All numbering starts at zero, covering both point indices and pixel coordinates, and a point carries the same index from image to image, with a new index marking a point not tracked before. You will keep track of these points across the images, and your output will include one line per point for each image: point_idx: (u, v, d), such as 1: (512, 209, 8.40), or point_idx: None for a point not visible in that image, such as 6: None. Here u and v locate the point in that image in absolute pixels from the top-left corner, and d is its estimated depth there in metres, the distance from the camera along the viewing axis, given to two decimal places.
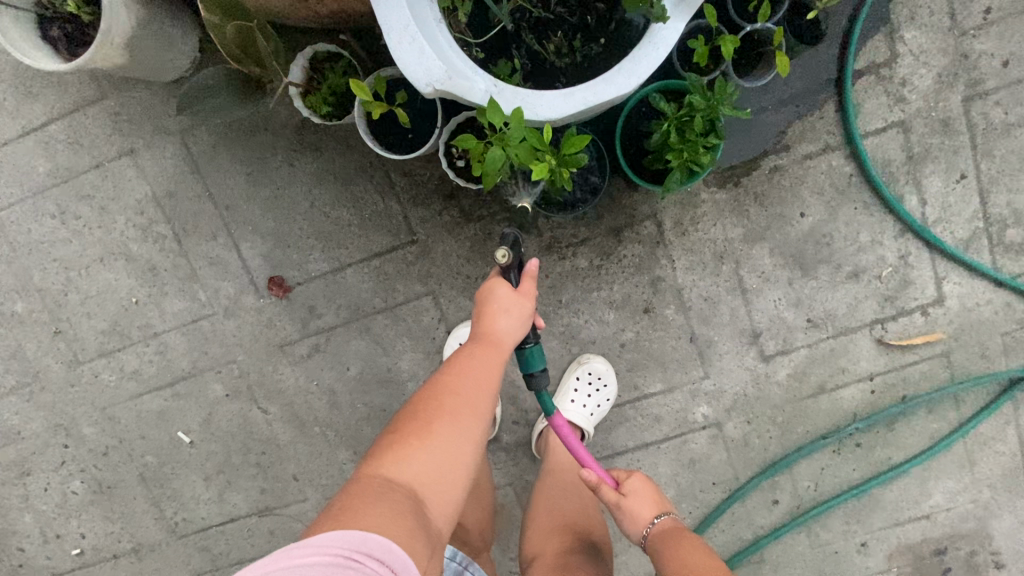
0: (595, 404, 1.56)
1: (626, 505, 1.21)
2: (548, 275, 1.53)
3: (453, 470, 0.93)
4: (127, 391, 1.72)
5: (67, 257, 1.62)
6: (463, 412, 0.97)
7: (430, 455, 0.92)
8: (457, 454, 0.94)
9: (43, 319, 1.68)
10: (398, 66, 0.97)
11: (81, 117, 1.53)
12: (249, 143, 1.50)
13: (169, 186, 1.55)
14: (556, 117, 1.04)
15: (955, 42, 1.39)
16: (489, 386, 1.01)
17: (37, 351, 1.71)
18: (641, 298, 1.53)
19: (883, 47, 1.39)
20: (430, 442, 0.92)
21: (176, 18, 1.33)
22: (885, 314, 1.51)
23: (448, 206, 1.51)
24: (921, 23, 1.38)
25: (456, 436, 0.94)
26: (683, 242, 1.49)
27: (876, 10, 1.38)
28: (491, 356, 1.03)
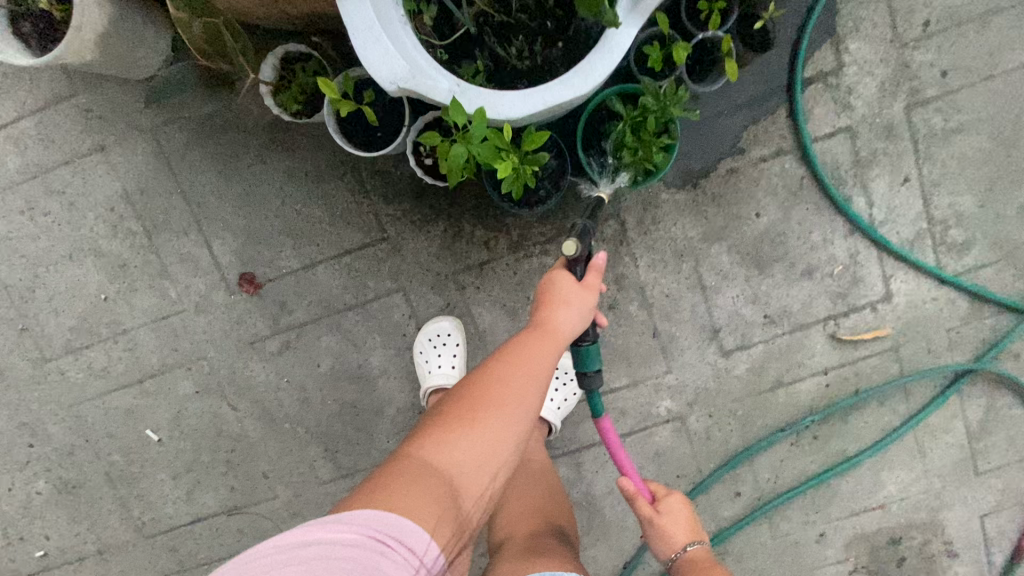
0: (562, 398, 1.62)
1: (660, 522, 1.24)
2: (516, 272, 1.57)
3: (494, 463, 0.92)
4: (95, 388, 1.71)
5: (35, 253, 1.62)
6: (513, 401, 0.95)
7: (472, 446, 0.91)
8: (503, 445, 0.93)
9: (10, 317, 1.67)
10: (364, 64, 1.02)
11: (53, 114, 1.54)
12: (221, 141, 1.52)
13: (141, 183, 1.56)
14: (516, 117, 1.10)
15: (896, 52, 1.47)
16: (539, 380, 0.98)
17: (3, 348, 1.70)
18: (606, 295, 1.58)
19: (830, 57, 1.47)
20: (472, 432, 0.91)
21: (148, 17, 1.36)
22: (837, 311, 1.59)
23: (418, 205, 1.55)
24: (865, 35, 1.47)
25: (502, 428, 0.93)
26: (645, 241, 1.55)
27: (822, 22, 1.46)
28: (542, 349, 1.00)
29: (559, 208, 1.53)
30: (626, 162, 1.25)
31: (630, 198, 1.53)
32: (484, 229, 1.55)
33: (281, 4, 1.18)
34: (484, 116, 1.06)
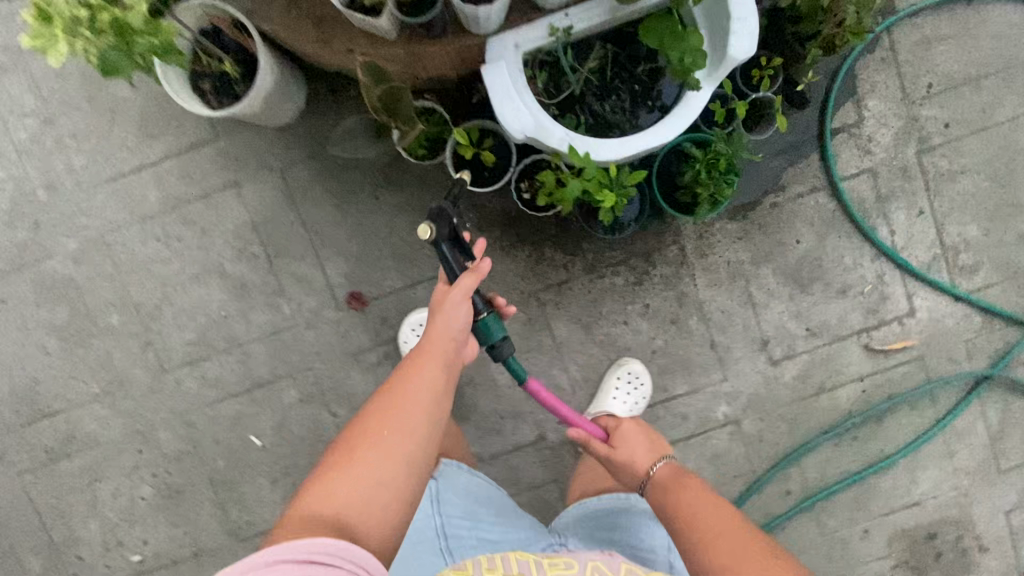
0: (634, 401, 1.78)
1: (618, 453, 1.52)
2: (590, 291, 1.81)
3: (388, 477, 1.02)
4: (206, 397, 1.89)
5: (166, 274, 1.84)
6: (388, 427, 1.05)
7: (354, 478, 0.99)
8: (389, 463, 1.02)
9: (136, 331, 1.87)
10: (500, 117, 1.32)
11: (195, 155, 1.79)
12: (340, 179, 1.78)
13: (267, 214, 1.80)
14: (615, 159, 1.37)
15: (907, 108, 1.78)
16: (424, 397, 1.11)
17: (127, 360, 1.88)
18: (669, 310, 1.81)
19: (853, 112, 1.78)
20: (361, 462, 1.01)
21: (295, 78, 1.64)
22: (869, 324, 1.83)
23: (506, 232, 1.79)
24: (880, 94, 1.78)
25: (394, 446, 1.04)
26: (702, 263, 1.80)
27: (845, 84, 1.77)
28: (421, 370, 1.14)
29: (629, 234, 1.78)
30: (699, 195, 1.53)
31: (690, 227, 1.79)
32: (563, 252, 1.80)
33: (418, 70, 1.45)
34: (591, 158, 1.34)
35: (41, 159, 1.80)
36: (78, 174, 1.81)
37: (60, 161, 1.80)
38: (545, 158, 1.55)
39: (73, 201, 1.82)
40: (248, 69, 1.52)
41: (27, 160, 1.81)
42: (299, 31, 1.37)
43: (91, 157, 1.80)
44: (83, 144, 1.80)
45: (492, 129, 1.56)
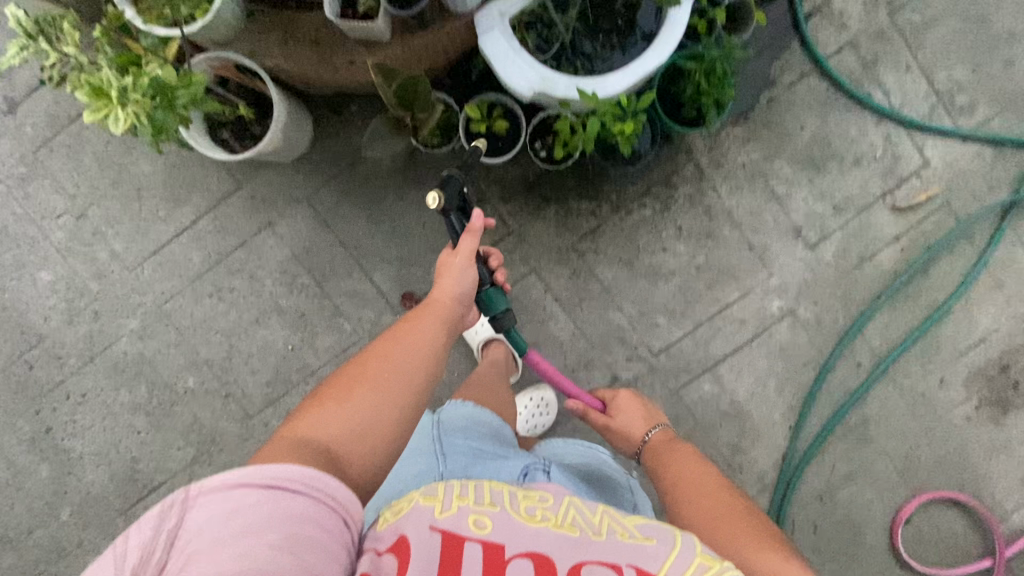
0: (535, 421, 1.91)
1: (615, 424, 1.53)
2: (623, 229, 1.89)
3: (378, 422, 0.97)
4: None
5: (228, 326, 1.93)
6: (391, 373, 1.02)
7: (343, 414, 0.95)
8: (380, 406, 0.98)
9: (213, 388, 1.95)
10: (507, 79, 1.41)
11: (224, 208, 1.88)
12: (365, 191, 1.86)
13: (305, 243, 1.89)
14: (621, 90, 1.44)
15: None
16: (418, 354, 1.07)
17: (213, 419, 1.96)
18: (702, 226, 1.89)
19: None
20: (351, 400, 0.96)
21: (301, 108, 1.73)
22: (890, 186, 1.90)
23: (531, 197, 1.88)
24: None
25: (386, 397, 0.99)
26: (719, 173, 1.87)
27: None
28: (419, 328, 1.12)
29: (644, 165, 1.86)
30: (705, 104, 1.61)
31: (698, 142, 1.87)
32: (587, 199, 1.88)
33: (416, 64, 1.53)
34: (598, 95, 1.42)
35: (88, 252, 1.91)
36: (124, 256, 1.91)
37: (104, 247, 1.91)
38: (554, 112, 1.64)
39: (127, 282, 1.92)
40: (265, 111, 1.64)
41: (73, 256, 1.91)
42: (307, 60, 1.48)
43: (131, 236, 1.90)
44: (121, 227, 1.90)
45: (498, 100, 1.65)
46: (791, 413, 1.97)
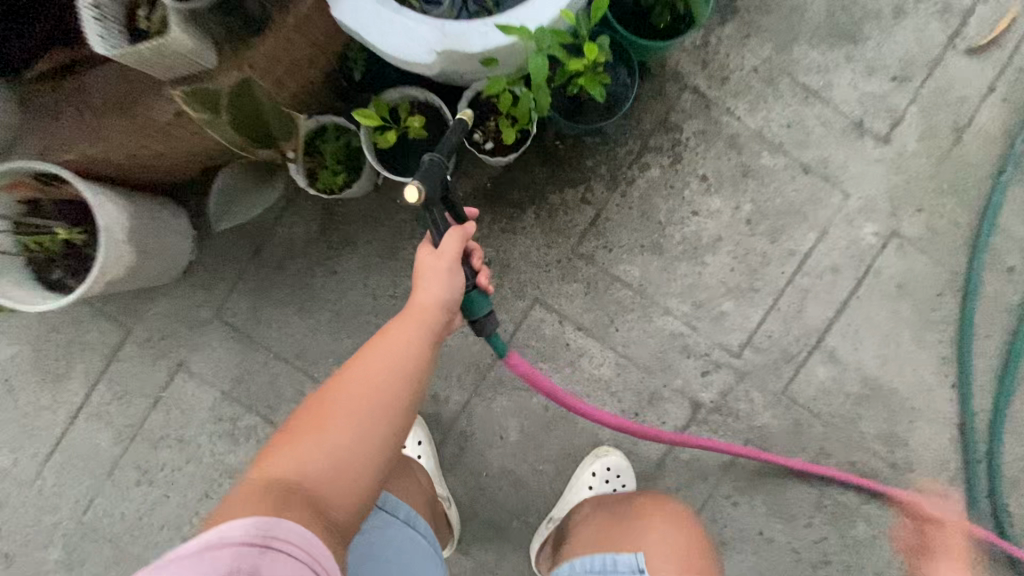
0: None
1: None
2: (632, 206, 1.39)
3: (355, 460, 0.72)
4: None
5: (173, 516, 1.42)
6: (376, 394, 0.76)
7: (315, 450, 0.71)
8: (354, 434, 0.73)
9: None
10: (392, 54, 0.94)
11: (124, 365, 1.42)
12: (285, 280, 1.40)
13: (237, 372, 1.41)
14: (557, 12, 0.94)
15: None
16: (402, 371, 0.79)
17: None
18: (732, 165, 1.38)
19: None
20: (324, 433, 0.72)
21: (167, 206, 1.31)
22: (956, 25, 1.37)
23: (496, 209, 1.39)
24: None
25: (363, 429, 0.73)
26: (727, 90, 1.38)
27: None
28: (400, 335, 0.81)
29: (628, 116, 1.38)
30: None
31: (685, 61, 1.38)
32: (572, 185, 1.38)
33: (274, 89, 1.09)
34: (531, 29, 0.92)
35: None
36: (22, 471, 1.44)
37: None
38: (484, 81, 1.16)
39: (34, 504, 1.44)
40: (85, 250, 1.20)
41: None
42: (116, 139, 1.04)
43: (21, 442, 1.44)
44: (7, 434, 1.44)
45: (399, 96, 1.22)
46: (949, 365, 1.39)
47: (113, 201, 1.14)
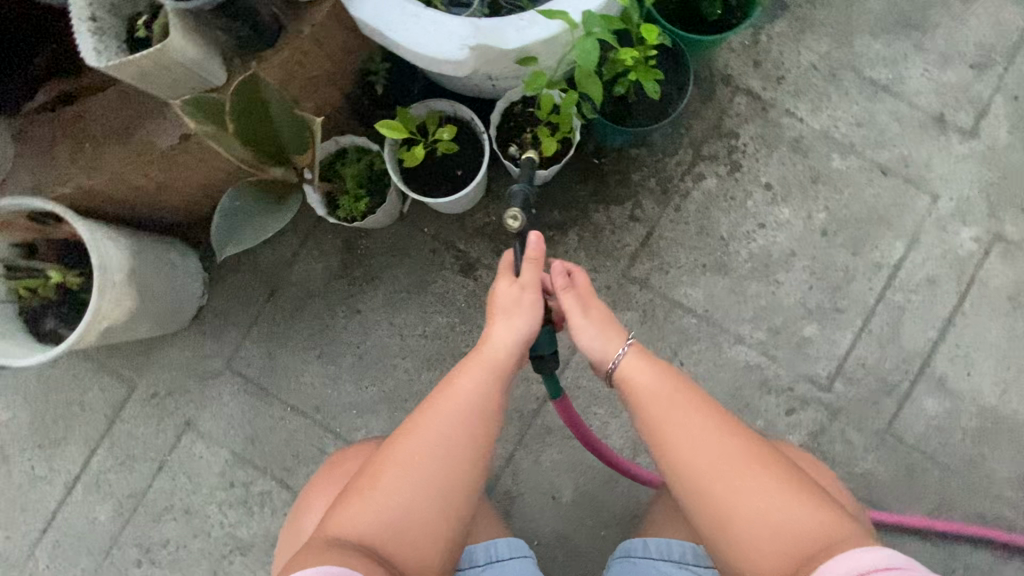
0: None
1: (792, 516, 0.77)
2: (830, 460, 1.21)
3: (419, 520, 0.76)
4: (241, 540, 1.25)
5: (213, 359, 1.28)
6: (441, 438, 0.78)
7: (380, 507, 0.75)
8: (420, 500, 0.76)
9: (155, 545, 1.26)
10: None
11: (276, 284, 1.27)
12: (471, 244, 1.25)
13: (396, 257, 1.26)
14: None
15: (952, 116, 1.25)
16: (475, 414, 0.79)
17: (126, 540, 1.27)
18: (940, 488, 1.19)
19: (964, 131, 1.25)
20: (382, 492, 0.76)
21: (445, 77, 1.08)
22: None
23: (713, 342, 1.23)
24: (943, 92, 1.25)
25: (429, 479, 0.76)
26: (976, 406, 1.21)
27: (950, 96, 1.25)
28: (452, 395, 0.79)
29: (871, 336, 1.22)
30: None
31: (948, 292, 1.23)
32: (798, 367, 1.22)
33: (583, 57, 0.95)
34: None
35: (26, 479, 1.29)
36: (76, 469, 1.28)
37: (49, 465, 1.28)
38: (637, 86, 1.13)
39: (64, 491, 1.28)
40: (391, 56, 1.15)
41: None
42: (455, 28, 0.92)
43: (94, 430, 1.28)
44: (91, 411, 1.28)
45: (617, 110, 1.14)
46: None
47: (441, 108, 1.09)
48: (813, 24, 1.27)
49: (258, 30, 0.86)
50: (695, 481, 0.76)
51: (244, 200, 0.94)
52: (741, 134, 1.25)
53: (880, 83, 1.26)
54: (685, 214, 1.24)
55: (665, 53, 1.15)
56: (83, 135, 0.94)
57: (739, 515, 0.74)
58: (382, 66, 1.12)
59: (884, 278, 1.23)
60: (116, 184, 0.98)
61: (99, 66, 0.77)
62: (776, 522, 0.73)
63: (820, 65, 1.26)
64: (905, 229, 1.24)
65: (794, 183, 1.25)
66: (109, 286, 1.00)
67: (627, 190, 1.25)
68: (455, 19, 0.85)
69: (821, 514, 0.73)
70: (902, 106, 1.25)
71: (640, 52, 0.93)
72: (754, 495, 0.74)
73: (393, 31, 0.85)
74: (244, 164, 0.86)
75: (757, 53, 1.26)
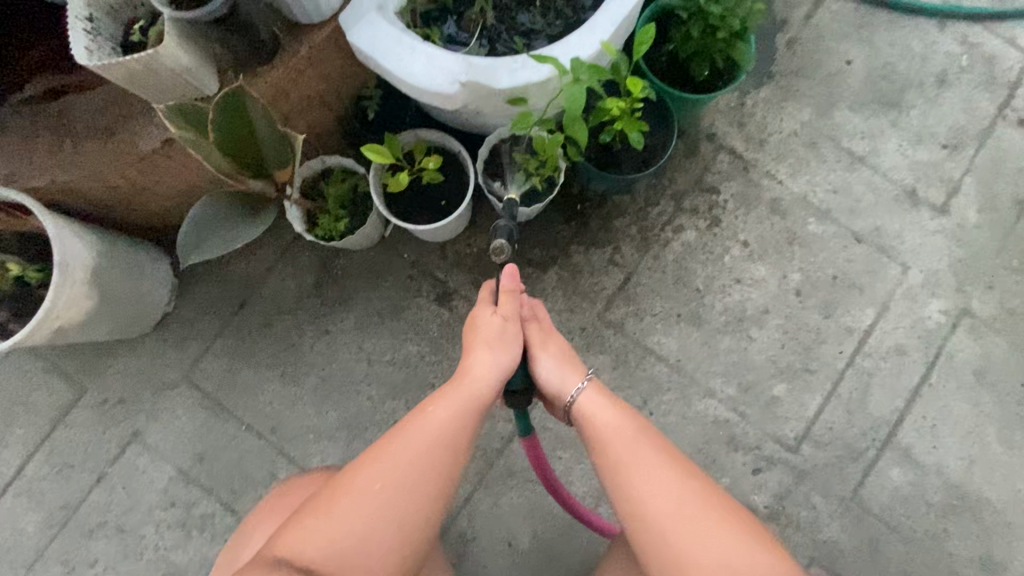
0: None
1: None
2: (794, 523, 1.18)
3: (372, 548, 0.72)
4: (174, 564, 1.18)
5: (172, 369, 1.24)
6: (411, 465, 0.75)
7: (335, 533, 0.71)
8: (377, 528, 0.72)
9: (80, 564, 1.18)
10: (601, 35, 0.88)
11: (248, 297, 1.25)
12: (450, 274, 1.25)
13: (372, 281, 1.25)
14: (623, 38, 0.92)
15: (924, 192, 1.30)
16: (446, 442, 0.77)
17: (50, 555, 1.18)
18: (903, 561, 1.17)
19: (934, 207, 1.29)
20: (339, 514, 0.72)
21: (438, 111, 1.10)
22: None
23: (683, 392, 1.22)
24: (915, 168, 1.31)
25: (389, 508, 0.73)
26: (940, 479, 1.20)
27: (922, 172, 1.31)
28: (425, 422, 0.77)
29: (839, 401, 1.22)
30: None
31: (916, 362, 1.24)
32: (766, 426, 1.21)
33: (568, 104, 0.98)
34: (611, 51, 0.87)
35: None
36: (8, 474, 1.21)
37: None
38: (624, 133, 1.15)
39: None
40: (387, 84, 1.18)
41: None
42: None
43: (34, 434, 1.22)
44: (35, 413, 1.22)
45: (602, 156, 1.17)
46: None
47: (429, 137, 1.10)
48: (796, 93, 1.32)
49: (258, 46, 0.90)
50: (649, 524, 0.74)
51: (217, 207, 0.93)
52: (723, 191, 1.28)
53: (857, 155, 1.31)
54: (663, 263, 1.26)
55: (653, 109, 1.19)
56: (66, 132, 0.93)
57: (695, 562, 0.72)
58: (377, 92, 1.14)
59: (854, 344, 1.24)
60: (92, 182, 0.97)
61: (87, 64, 0.76)
62: (736, 572, 0.71)
63: (801, 132, 1.31)
64: (876, 295, 1.26)
65: (771, 242, 1.27)
66: (69, 285, 0.98)
67: (609, 236, 1.26)
68: (449, 54, 0.87)
69: (780, 564, 0.72)
70: (876, 177, 1.30)
71: (626, 103, 0.95)
72: (710, 543, 0.72)
73: (387, 58, 0.86)
74: (221, 172, 0.85)
75: (742, 116, 1.31)
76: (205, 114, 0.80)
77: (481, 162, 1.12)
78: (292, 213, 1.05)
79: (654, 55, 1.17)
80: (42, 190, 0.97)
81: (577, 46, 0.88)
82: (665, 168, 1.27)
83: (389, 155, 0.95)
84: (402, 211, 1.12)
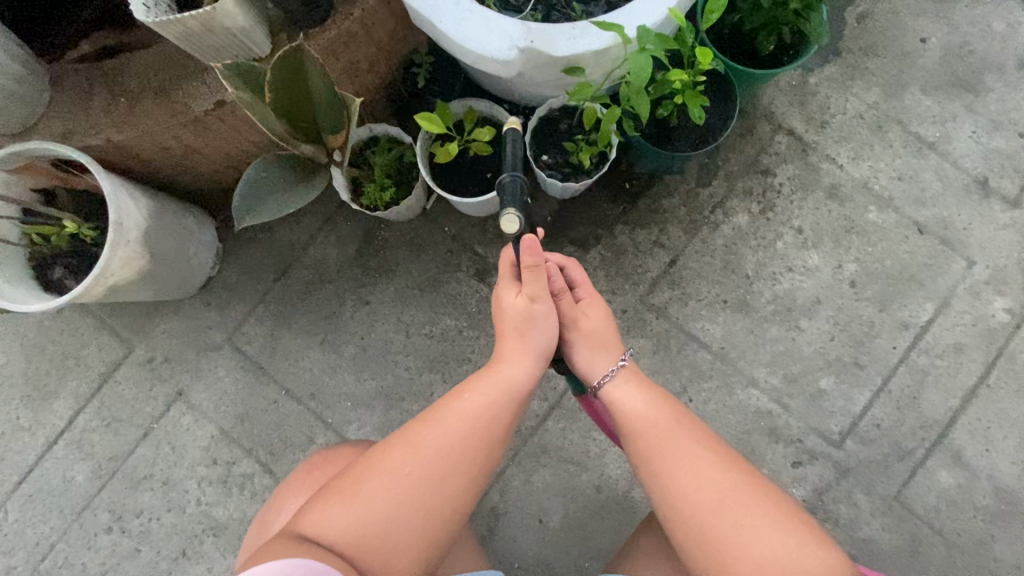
0: None
1: None
2: (833, 517, 1.15)
3: (398, 531, 0.72)
4: (215, 518, 1.22)
5: (216, 331, 1.26)
6: (445, 444, 0.75)
7: (373, 506, 0.72)
8: (412, 505, 0.73)
9: (127, 513, 1.23)
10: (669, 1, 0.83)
11: (290, 263, 1.25)
12: (491, 249, 1.23)
13: (413, 253, 1.24)
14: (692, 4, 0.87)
15: (998, 182, 1.22)
16: (480, 424, 0.77)
17: (99, 502, 1.23)
18: (945, 562, 1.14)
19: (1008, 198, 1.21)
20: (373, 489, 0.72)
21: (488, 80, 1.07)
22: None
23: (724, 379, 1.19)
24: (989, 156, 1.22)
25: (424, 485, 0.73)
26: (992, 483, 1.15)
27: (996, 161, 1.22)
28: (456, 407, 0.77)
29: (889, 398, 1.18)
30: None
31: (974, 362, 1.18)
32: (810, 419, 1.18)
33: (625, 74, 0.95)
34: (679, 18, 0.83)
35: (8, 429, 1.26)
36: (60, 424, 1.25)
37: (35, 417, 1.26)
38: (681, 108, 1.11)
39: (45, 446, 1.25)
40: (437, 51, 1.15)
41: None
42: None
43: (86, 387, 1.26)
44: (86, 367, 1.26)
45: (656, 130, 1.12)
46: None
47: (482, 107, 1.07)
48: (864, 72, 1.25)
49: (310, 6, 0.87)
50: (683, 515, 0.73)
51: (269, 171, 0.92)
52: (779, 174, 1.22)
53: (926, 140, 1.23)
54: (712, 247, 1.21)
55: (711, 82, 1.13)
56: (120, 90, 0.92)
57: (733, 554, 0.70)
58: (428, 58, 1.13)
59: (910, 339, 1.19)
60: (145, 142, 0.97)
61: (143, 20, 0.74)
62: (777, 565, 0.69)
63: (867, 115, 1.24)
64: (936, 289, 1.20)
65: (828, 229, 1.21)
66: (123, 243, 0.99)
67: (656, 217, 1.22)
68: (508, 18, 0.84)
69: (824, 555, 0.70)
70: (946, 165, 1.22)
71: (689, 76, 0.90)
72: (748, 536, 0.70)
73: (444, 21, 0.83)
74: (274, 136, 0.84)
75: (804, 94, 1.24)
76: (262, 75, 0.79)
77: (532, 135, 1.09)
78: (339, 179, 1.03)
79: (717, 27, 1.11)
80: (95, 148, 0.97)
81: (642, 12, 0.83)
82: (718, 150, 1.22)
83: (441, 124, 0.92)
84: (446, 184, 1.10)
